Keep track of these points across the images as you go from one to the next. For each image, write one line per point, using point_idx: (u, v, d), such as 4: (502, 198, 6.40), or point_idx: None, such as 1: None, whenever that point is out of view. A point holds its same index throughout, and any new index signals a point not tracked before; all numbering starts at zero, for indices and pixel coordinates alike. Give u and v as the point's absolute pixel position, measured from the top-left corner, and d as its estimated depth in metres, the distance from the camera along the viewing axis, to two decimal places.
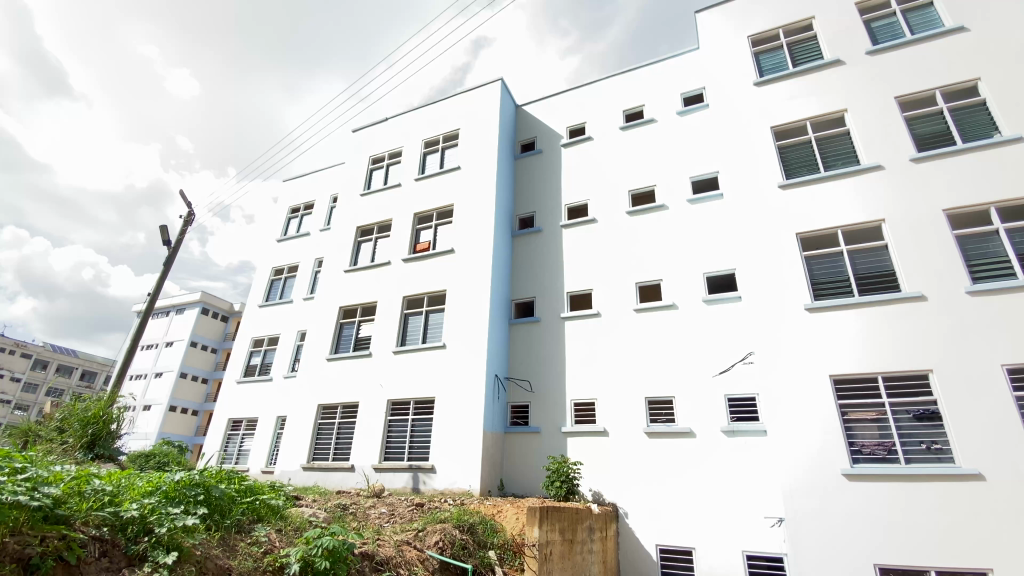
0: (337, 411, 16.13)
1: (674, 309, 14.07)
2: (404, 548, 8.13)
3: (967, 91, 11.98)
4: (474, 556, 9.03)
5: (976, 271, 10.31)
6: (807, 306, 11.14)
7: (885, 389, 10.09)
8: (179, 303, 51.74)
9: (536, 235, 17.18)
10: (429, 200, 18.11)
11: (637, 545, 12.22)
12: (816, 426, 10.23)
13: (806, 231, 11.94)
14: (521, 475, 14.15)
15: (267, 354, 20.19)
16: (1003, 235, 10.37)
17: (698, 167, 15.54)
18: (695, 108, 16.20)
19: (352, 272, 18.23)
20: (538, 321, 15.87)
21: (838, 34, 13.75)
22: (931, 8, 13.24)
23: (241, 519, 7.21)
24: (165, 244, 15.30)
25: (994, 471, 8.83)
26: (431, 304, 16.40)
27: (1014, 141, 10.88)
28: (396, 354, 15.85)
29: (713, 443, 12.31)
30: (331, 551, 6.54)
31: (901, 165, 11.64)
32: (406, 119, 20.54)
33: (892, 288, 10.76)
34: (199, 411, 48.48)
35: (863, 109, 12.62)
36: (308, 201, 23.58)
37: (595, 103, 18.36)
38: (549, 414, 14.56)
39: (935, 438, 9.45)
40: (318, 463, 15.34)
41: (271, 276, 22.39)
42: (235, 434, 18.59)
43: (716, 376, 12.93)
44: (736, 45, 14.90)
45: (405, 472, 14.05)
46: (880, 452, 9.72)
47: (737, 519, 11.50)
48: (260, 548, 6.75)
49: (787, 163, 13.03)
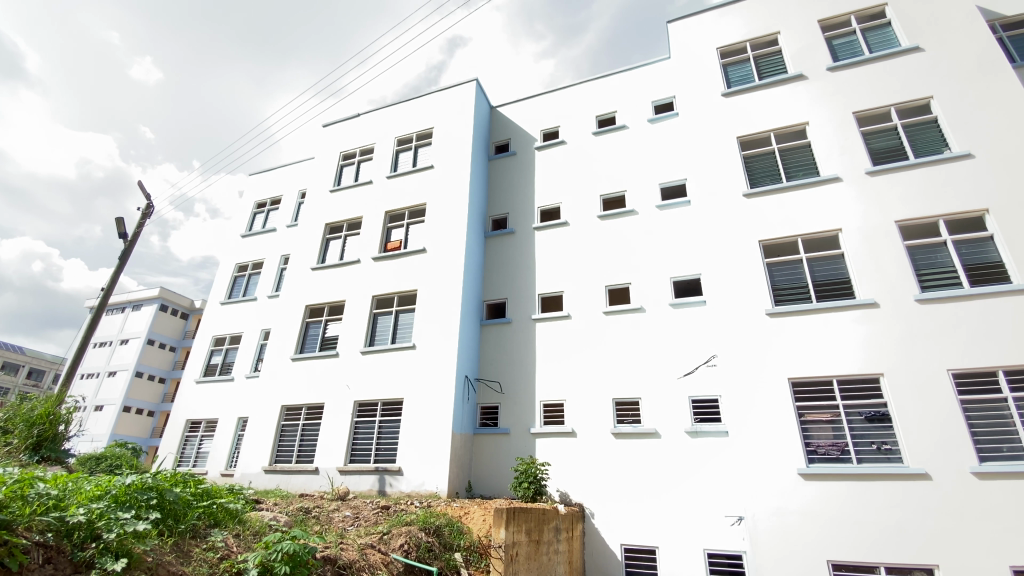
0: (301, 412, 15.75)
1: (642, 313, 14.33)
2: (368, 552, 7.95)
3: (921, 109, 12.62)
4: (440, 558, 8.97)
5: (925, 280, 10.87)
6: (768, 312, 11.54)
7: (839, 392, 10.53)
8: (135, 299, 49.58)
9: (509, 236, 17.21)
10: (400, 199, 17.90)
11: (602, 544, 12.36)
12: (774, 427, 10.59)
13: (768, 239, 12.38)
14: (489, 476, 14.13)
15: (229, 353, 19.55)
16: (950, 246, 10.96)
17: (667, 173, 15.87)
18: (665, 116, 16.56)
19: (320, 270, 17.84)
20: (508, 322, 15.90)
21: (801, 50, 14.29)
22: (888, 28, 13.87)
23: (197, 524, 6.95)
24: (121, 237, 14.58)
25: (939, 471, 9.32)
26: (402, 304, 16.21)
27: (962, 157, 11.50)
28: (364, 354, 15.59)
29: (677, 444, 12.58)
30: (291, 555, 6.35)
31: (858, 177, 12.17)
32: (379, 116, 20.25)
33: (848, 295, 11.25)
34: (155, 412, 46.52)
35: (824, 123, 13.15)
36: (275, 197, 22.99)
37: (568, 107, 18.53)
38: (518, 415, 14.60)
39: (886, 439, 9.91)
40: (280, 466, 14.93)
41: (235, 272, 21.72)
42: (193, 436, 17.92)
43: (681, 378, 13.22)
44: (706, 57, 15.33)
45: (371, 475, 13.81)
46: (834, 452, 10.15)
47: (699, 518, 11.77)
48: (216, 554, 6.53)
49: (752, 173, 13.46)
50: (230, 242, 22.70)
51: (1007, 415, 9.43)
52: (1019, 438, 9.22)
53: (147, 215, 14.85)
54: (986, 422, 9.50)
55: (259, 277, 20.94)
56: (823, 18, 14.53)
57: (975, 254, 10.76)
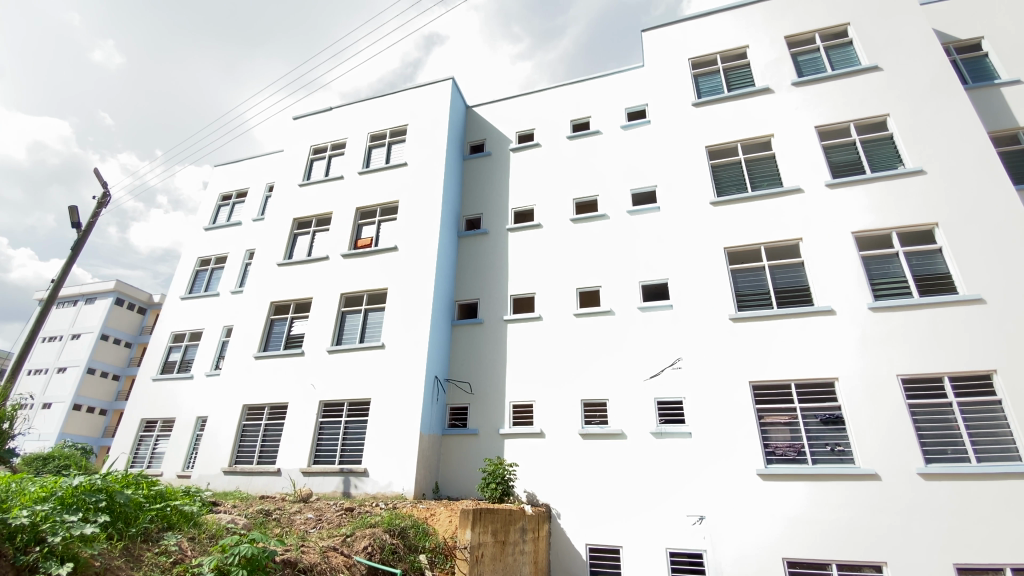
0: (263, 412, 15.32)
1: (611, 315, 14.54)
2: (330, 555, 7.79)
3: (878, 125, 13.24)
4: (404, 560, 8.88)
5: (878, 289, 11.39)
6: (732, 316, 11.89)
7: (797, 395, 10.95)
8: (89, 292, 47.29)
9: (482, 237, 17.19)
10: (372, 195, 17.63)
11: (568, 545, 12.46)
12: (735, 429, 10.92)
13: (733, 246, 12.76)
14: (457, 477, 14.07)
15: (188, 350, 18.84)
16: (902, 257, 11.52)
17: (638, 180, 16.16)
18: (638, 123, 16.86)
19: (286, 266, 17.41)
20: (480, 323, 15.87)
21: (768, 65, 14.80)
22: (850, 47, 14.47)
23: (149, 528, 6.68)
24: (73, 226, 13.88)
25: (888, 471, 9.77)
26: (371, 303, 15.96)
27: (915, 173, 12.10)
28: (331, 353, 15.29)
29: (642, 445, 12.82)
30: (249, 559, 6.12)
31: (819, 189, 12.66)
32: (351, 111, 19.92)
33: (806, 302, 11.70)
34: (108, 411, 44.39)
35: (788, 135, 13.63)
36: (241, 189, 22.31)
37: (544, 110, 18.64)
38: (487, 416, 14.58)
39: (839, 440, 10.34)
40: (240, 467, 14.49)
41: (197, 266, 20.98)
42: (148, 436, 17.21)
43: (648, 380, 13.48)
44: (678, 67, 15.68)
45: (335, 476, 13.55)
46: (790, 452, 10.53)
47: (662, 518, 12.01)
48: (169, 558, 6.29)
49: (719, 181, 13.84)
50: (193, 234, 21.93)
51: (951, 418, 9.98)
52: (962, 441, 9.76)
53: (103, 204, 14.19)
54: (932, 425, 10.02)
55: (222, 271, 20.27)
56: (790, 34, 15.06)
57: (925, 266, 11.33)
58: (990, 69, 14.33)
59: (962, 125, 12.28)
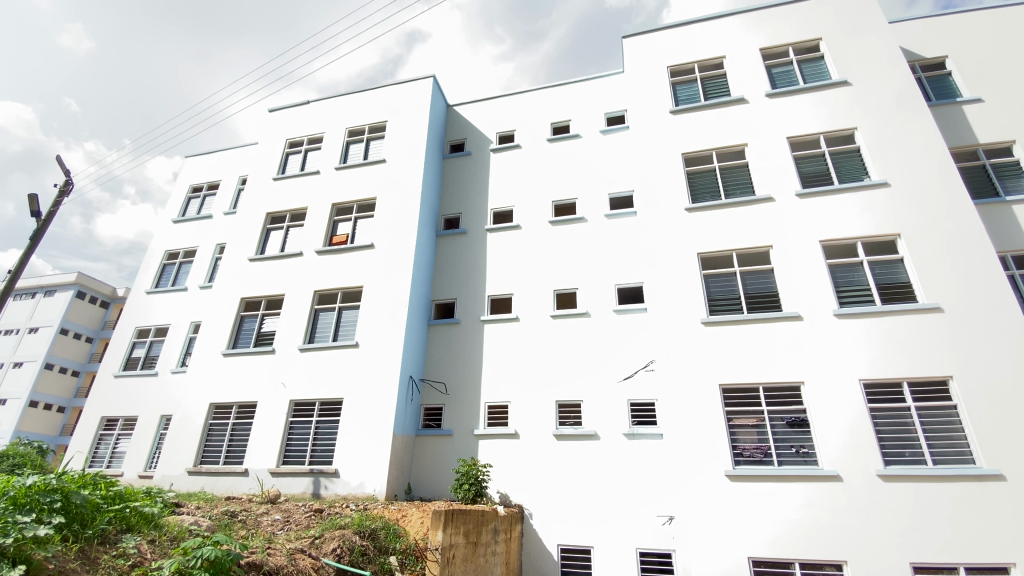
0: (231, 411, 14.93)
1: (587, 317, 14.66)
2: (298, 557, 7.65)
3: (846, 138, 13.70)
4: (374, 562, 8.76)
5: (844, 297, 11.78)
6: (704, 321, 12.14)
7: (764, 398, 11.24)
8: (49, 284, 45.33)
9: (460, 236, 17.13)
10: (349, 192, 17.38)
11: (539, 545, 12.50)
12: (705, 431, 11.15)
13: (706, 251, 13.01)
14: (430, 477, 13.97)
15: (153, 346, 18.21)
16: (866, 266, 11.95)
17: (616, 184, 16.35)
18: (617, 129, 17.06)
19: (259, 261, 17.01)
20: (456, 323, 15.81)
21: (743, 76, 15.17)
22: (821, 61, 14.93)
23: (107, 530, 6.43)
24: (33, 215, 13.27)
25: (850, 472, 10.11)
26: (346, 301, 15.72)
27: (879, 185, 12.57)
28: (303, 352, 15.01)
29: (615, 446, 12.97)
30: (212, 562, 5.93)
31: (789, 198, 13.02)
32: (329, 105, 19.59)
33: (775, 308, 12.02)
34: (67, 408, 42.54)
35: (762, 145, 13.99)
36: (213, 181, 21.72)
37: (524, 112, 18.69)
38: (462, 416, 14.52)
39: (803, 443, 10.65)
40: (206, 467, 14.09)
41: (164, 260, 20.33)
42: (108, 434, 16.59)
43: (621, 382, 13.64)
44: (657, 74, 15.93)
45: (305, 477, 13.31)
46: (757, 454, 10.80)
47: (633, 518, 12.17)
48: (127, 561, 6.08)
49: (694, 188, 14.12)
50: (161, 227, 21.26)
51: (909, 422, 10.39)
52: (919, 444, 10.16)
53: (65, 192, 13.61)
54: (892, 429, 10.40)
55: (191, 266, 19.69)
56: (765, 47, 15.45)
57: (887, 275, 11.78)
58: (953, 87, 14.99)
59: (925, 141, 12.80)
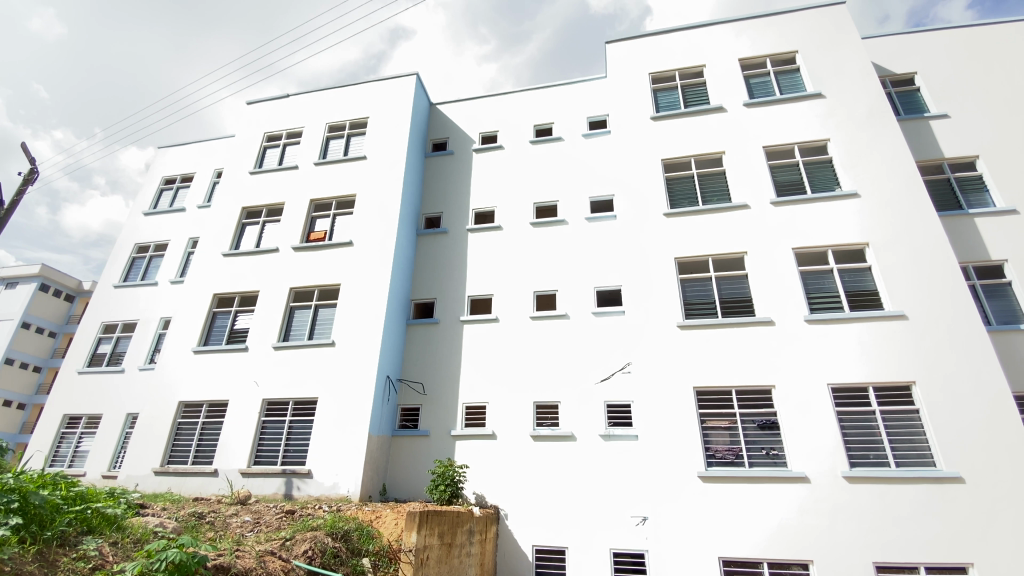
0: (201, 409, 14.55)
1: (566, 319, 14.75)
2: (267, 559, 7.49)
3: (819, 149, 14.09)
4: (346, 564, 8.65)
5: (814, 303, 12.11)
6: (679, 324, 12.33)
7: (737, 401, 11.48)
8: (9, 276, 43.43)
9: (441, 236, 17.04)
10: (328, 188, 17.13)
11: (514, 546, 12.52)
12: (678, 432, 11.33)
13: (683, 256, 13.22)
14: (406, 478, 13.86)
15: (120, 342, 17.67)
16: (835, 274, 12.31)
17: (597, 188, 16.49)
18: (598, 133, 17.22)
19: (232, 257, 16.64)
20: (435, 323, 15.72)
21: (722, 85, 15.47)
22: (797, 73, 15.32)
23: (67, 531, 6.20)
24: None
25: (817, 474, 10.39)
26: (322, 298, 15.49)
27: (849, 196, 12.96)
28: (277, 350, 14.74)
29: (591, 447, 13.08)
30: (177, 565, 5.73)
31: (764, 206, 13.33)
32: (309, 99, 19.27)
33: (748, 313, 12.30)
34: (27, 405, 40.95)
35: (739, 153, 14.29)
36: (186, 174, 21.15)
37: (507, 113, 18.72)
38: (439, 417, 14.45)
39: (773, 445, 10.90)
40: (173, 467, 13.70)
41: (133, 254, 19.72)
42: (70, 433, 16.00)
43: (598, 384, 13.77)
44: (639, 80, 16.13)
45: (277, 477, 13.06)
46: (729, 456, 11.01)
47: (607, 518, 12.28)
48: (87, 564, 5.87)
49: (673, 194, 14.34)
50: (130, 219, 20.62)
51: (874, 425, 10.72)
52: (883, 447, 10.50)
53: (30, 181, 13.10)
54: (857, 431, 10.73)
55: (162, 260, 19.13)
56: (743, 57, 15.78)
57: (855, 283, 12.15)
58: (921, 103, 15.56)
59: (894, 154, 13.24)
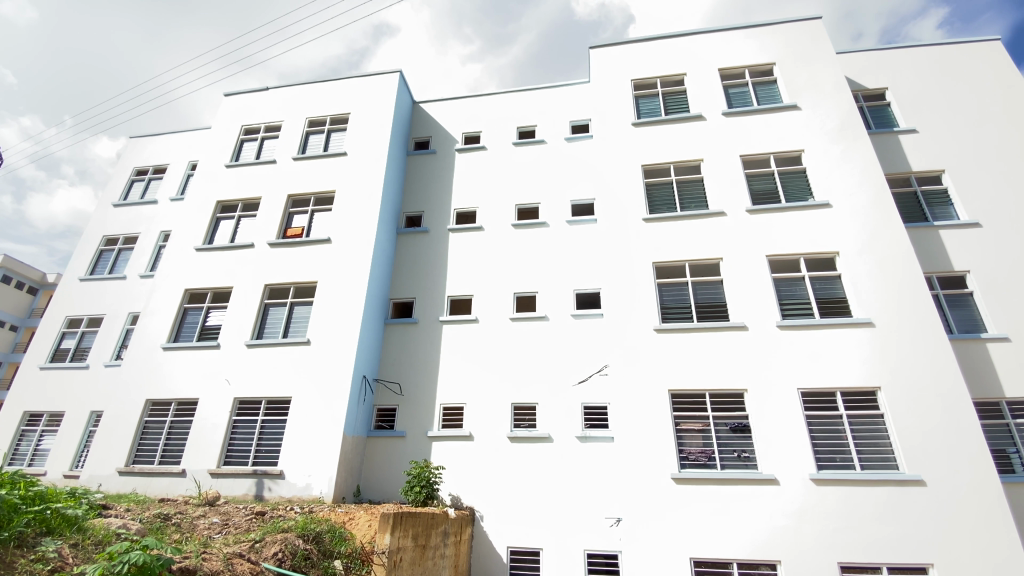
0: (170, 408, 14.15)
1: (545, 321, 14.81)
2: (235, 562, 7.35)
3: (794, 159, 14.46)
4: (317, 567, 8.54)
5: (786, 309, 12.44)
6: (656, 328, 12.50)
7: (710, 405, 11.69)
8: None
9: (422, 236, 16.95)
10: (307, 183, 16.87)
11: (489, 547, 12.50)
12: (653, 435, 11.49)
13: (660, 261, 13.42)
14: (382, 479, 13.72)
15: (85, 337, 17.10)
16: (807, 281, 12.65)
17: (578, 192, 16.63)
18: (580, 137, 17.35)
19: (206, 252, 16.24)
20: (413, 323, 15.61)
21: (702, 93, 15.75)
22: (774, 85, 15.70)
23: (25, 532, 5.97)
24: None
25: (786, 476, 10.65)
26: (298, 296, 15.25)
27: (821, 206, 13.32)
28: (251, 348, 14.44)
29: (567, 449, 13.16)
30: (141, 567, 5.56)
31: (740, 213, 13.62)
32: (289, 93, 18.96)
33: (722, 318, 12.56)
34: None
35: (717, 161, 14.57)
36: (159, 165, 20.57)
37: (491, 114, 18.72)
38: (416, 417, 14.36)
39: (744, 448, 11.16)
40: (139, 467, 13.30)
41: (101, 246, 19.09)
42: (30, 431, 15.40)
43: (576, 386, 13.87)
44: (621, 86, 16.32)
45: (248, 478, 12.79)
46: (702, 458, 11.23)
47: (582, 519, 12.37)
48: (46, 565, 5.70)
49: (652, 199, 14.55)
50: (99, 210, 19.97)
51: (841, 430, 11.04)
52: (848, 450, 10.83)
53: None
54: (825, 435, 11.04)
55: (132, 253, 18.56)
56: (723, 67, 16.10)
57: (825, 290, 12.52)
58: (891, 118, 16.12)
59: (863, 166, 13.66)
